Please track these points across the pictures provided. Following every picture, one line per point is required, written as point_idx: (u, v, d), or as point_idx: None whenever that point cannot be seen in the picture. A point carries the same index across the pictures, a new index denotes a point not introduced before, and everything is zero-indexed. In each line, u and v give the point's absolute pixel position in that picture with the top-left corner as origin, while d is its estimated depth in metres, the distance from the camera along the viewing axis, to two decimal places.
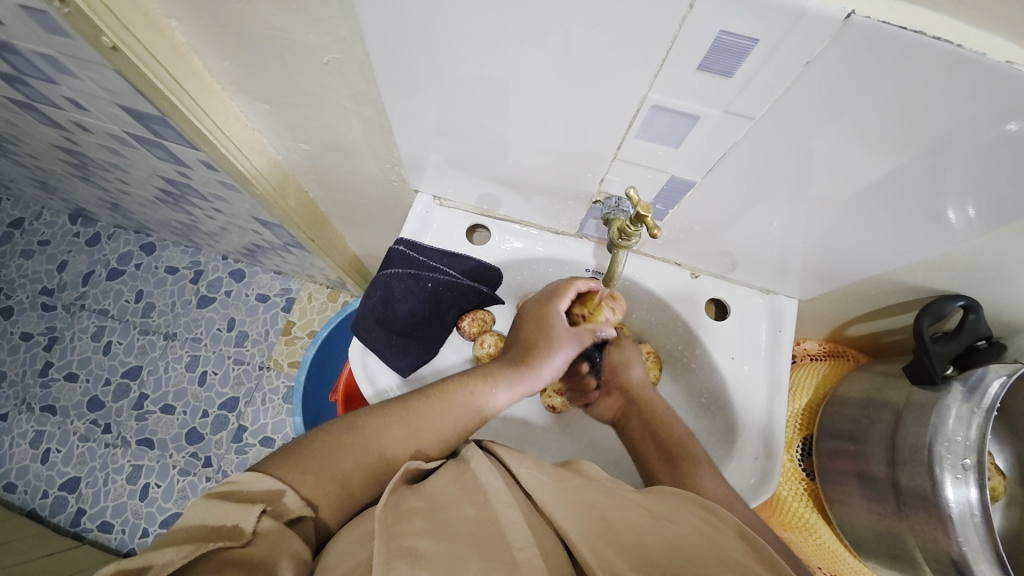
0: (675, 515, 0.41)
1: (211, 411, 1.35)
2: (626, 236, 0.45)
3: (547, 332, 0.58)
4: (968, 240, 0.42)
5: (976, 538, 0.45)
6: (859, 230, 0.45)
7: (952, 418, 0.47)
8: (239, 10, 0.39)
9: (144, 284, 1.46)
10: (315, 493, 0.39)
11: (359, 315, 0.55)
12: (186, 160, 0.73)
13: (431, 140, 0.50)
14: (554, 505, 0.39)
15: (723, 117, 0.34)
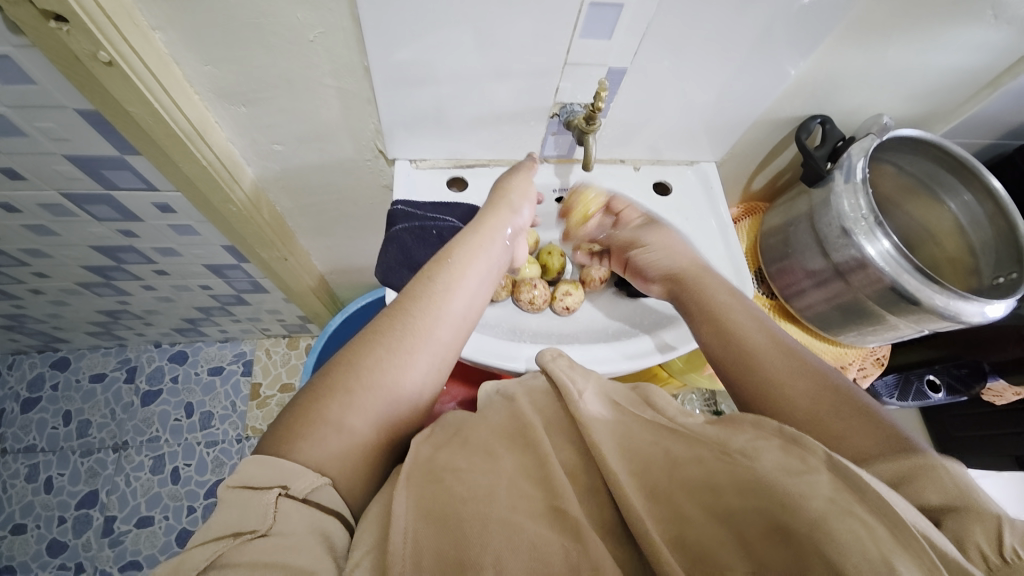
0: (752, 443, 0.37)
1: (197, 504, 1.23)
2: (591, 121, 0.57)
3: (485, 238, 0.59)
4: (811, 63, 0.60)
5: (898, 263, 0.61)
6: (746, 81, 0.61)
7: (844, 196, 0.63)
8: (232, 3, 0.44)
9: (70, 402, 1.30)
10: (327, 465, 0.39)
11: (384, 272, 0.60)
12: (137, 210, 0.72)
13: (408, 101, 0.57)
14: (606, 446, 0.41)
15: (638, 1, 0.47)
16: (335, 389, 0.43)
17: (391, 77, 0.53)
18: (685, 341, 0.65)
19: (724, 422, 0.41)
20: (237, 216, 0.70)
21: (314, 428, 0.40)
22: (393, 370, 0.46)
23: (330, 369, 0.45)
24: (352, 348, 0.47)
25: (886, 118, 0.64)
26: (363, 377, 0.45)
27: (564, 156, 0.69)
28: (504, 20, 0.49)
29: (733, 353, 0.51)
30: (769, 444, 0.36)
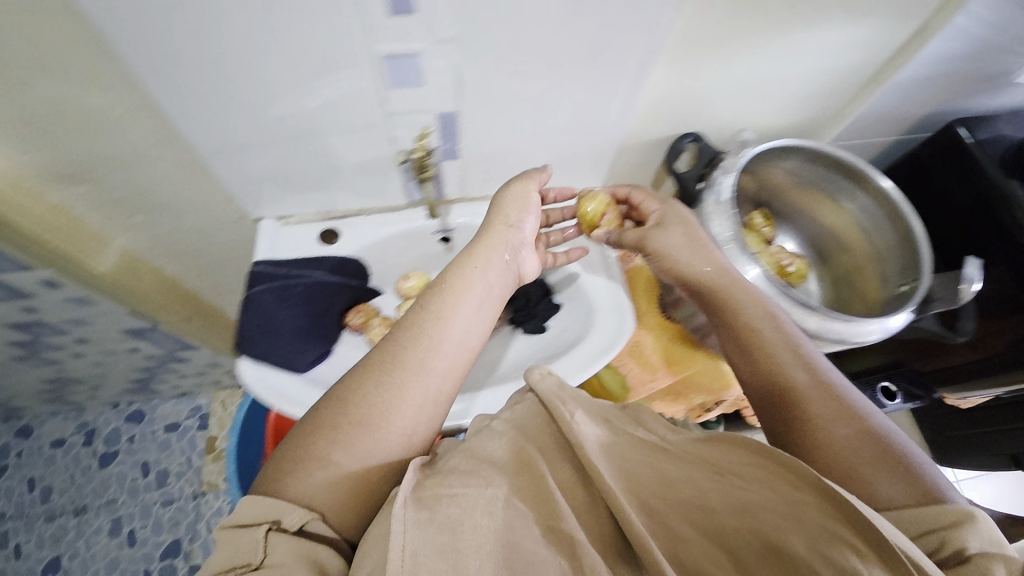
0: (745, 466, 0.37)
1: (152, 567, 1.22)
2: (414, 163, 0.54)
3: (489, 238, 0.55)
4: (659, 84, 0.58)
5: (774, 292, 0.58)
6: (596, 110, 0.59)
7: (714, 217, 0.60)
8: (30, 94, 0.45)
9: (30, 470, 1.30)
10: (322, 501, 0.39)
11: (241, 337, 0.59)
12: (26, 288, 0.73)
13: (249, 163, 0.57)
14: (594, 469, 0.39)
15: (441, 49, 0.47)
16: (322, 424, 0.42)
17: (221, 142, 0.53)
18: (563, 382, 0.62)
19: (715, 437, 0.40)
20: (115, 285, 0.69)
21: (303, 466, 0.40)
22: (385, 402, 0.43)
23: (298, 427, 0.42)
24: (340, 380, 0.44)
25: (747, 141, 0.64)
26: (384, 406, 0.42)
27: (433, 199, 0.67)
28: (310, 79, 0.49)
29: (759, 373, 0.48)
30: (761, 460, 0.37)
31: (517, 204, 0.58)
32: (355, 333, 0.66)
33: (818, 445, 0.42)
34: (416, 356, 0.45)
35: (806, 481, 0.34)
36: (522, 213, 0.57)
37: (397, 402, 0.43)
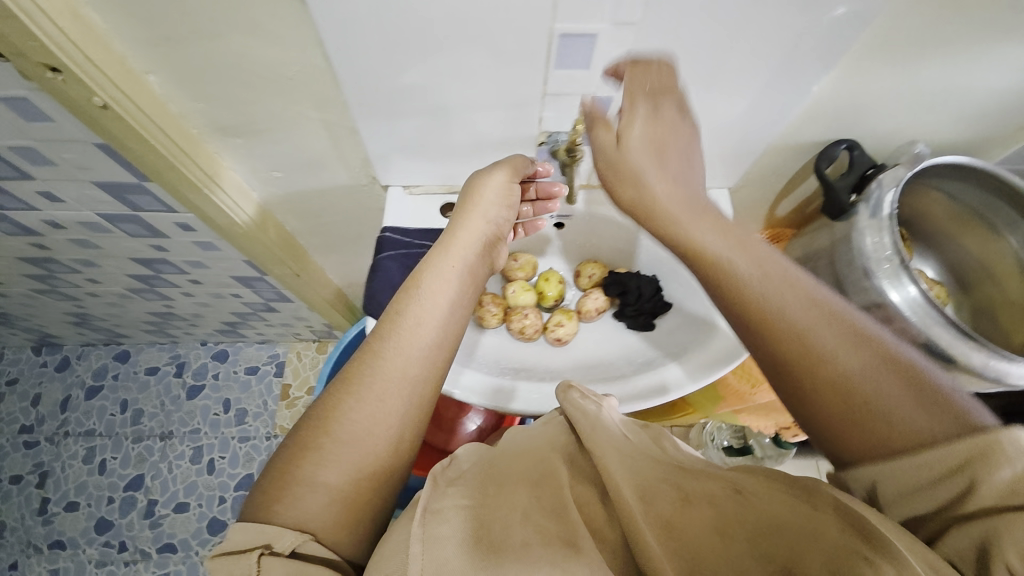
0: (911, 412, 0.35)
1: (227, 495, 1.32)
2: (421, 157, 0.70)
3: (473, 215, 0.56)
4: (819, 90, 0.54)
5: (933, 322, 0.54)
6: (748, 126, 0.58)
7: (867, 231, 0.57)
8: (210, 49, 0.47)
9: (127, 392, 1.44)
10: (318, 526, 0.40)
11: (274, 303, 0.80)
12: (163, 229, 0.78)
13: (392, 137, 0.59)
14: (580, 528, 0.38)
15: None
16: (348, 403, 0.45)
17: (368, 98, 0.52)
18: (692, 379, 0.62)
19: (834, 395, 0.37)
20: (244, 237, 0.73)
21: (336, 459, 0.42)
22: (353, 410, 0.45)
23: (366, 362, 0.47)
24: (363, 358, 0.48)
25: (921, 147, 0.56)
26: (341, 415, 0.44)
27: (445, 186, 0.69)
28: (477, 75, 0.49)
29: (788, 370, 0.39)
30: (906, 386, 0.35)
31: (493, 195, 0.57)
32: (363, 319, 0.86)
33: (771, 351, 0.40)
34: (461, 272, 0.54)
35: (948, 406, 0.34)
36: (470, 213, 0.56)
37: (420, 352, 0.48)
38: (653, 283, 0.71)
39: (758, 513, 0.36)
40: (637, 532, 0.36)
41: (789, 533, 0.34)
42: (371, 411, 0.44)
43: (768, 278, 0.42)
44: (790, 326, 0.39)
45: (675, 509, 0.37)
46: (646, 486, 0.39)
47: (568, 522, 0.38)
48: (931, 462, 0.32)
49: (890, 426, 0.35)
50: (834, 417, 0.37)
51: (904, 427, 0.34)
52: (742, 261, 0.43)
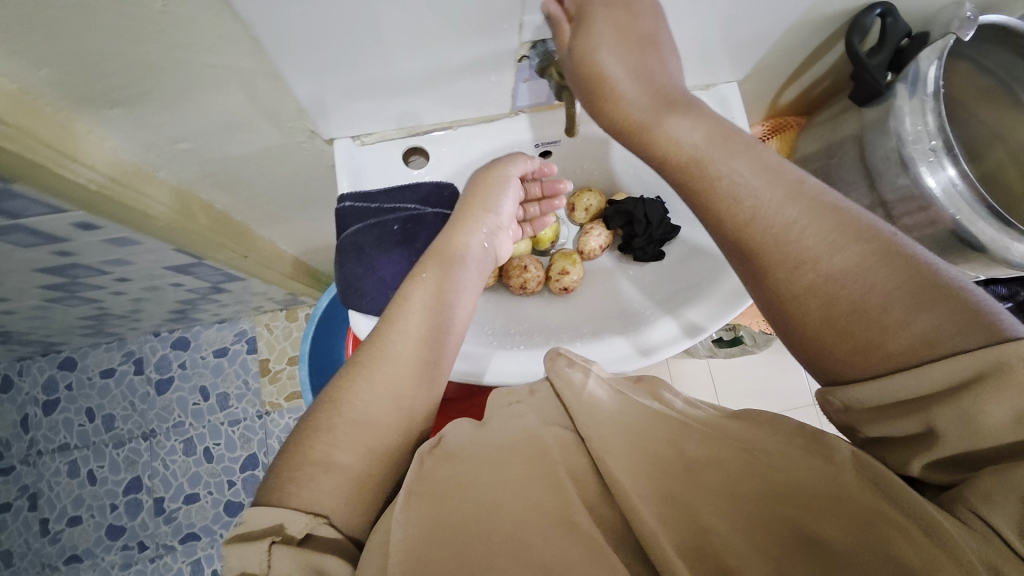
0: (915, 319, 0.32)
1: (236, 478, 1.29)
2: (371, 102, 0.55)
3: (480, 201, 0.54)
4: None
5: (965, 204, 0.49)
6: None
7: (907, 116, 0.50)
8: None
9: (89, 400, 1.31)
10: (330, 505, 0.38)
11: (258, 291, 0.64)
12: (58, 232, 0.62)
13: (323, 74, 0.44)
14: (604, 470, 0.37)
15: None
16: (357, 385, 0.43)
17: (280, 26, 0.38)
18: (714, 319, 0.56)
19: (849, 327, 0.34)
20: (167, 229, 0.59)
21: (345, 432, 0.41)
22: (365, 392, 0.43)
23: (375, 342, 0.46)
24: (372, 340, 0.46)
25: (970, 6, 0.47)
26: (357, 397, 0.43)
27: (404, 130, 0.56)
28: None
29: (792, 305, 0.36)
30: (923, 303, 0.32)
31: (493, 188, 0.54)
32: None
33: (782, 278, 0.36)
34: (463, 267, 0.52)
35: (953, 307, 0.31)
36: (491, 198, 0.54)
37: (426, 342, 0.47)
38: (658, 206, 0.63)
39: (763, 466, 0.35)
40: (636, 499, 0.34)
41: (802, 486, 0.33)
42: (382, 399, 0.43)
43: (768, 208, 0.37)
44: (789, 257, 0.36)
45: (680, 471, 0.36)
46: (645, 454, 0.37)
47: (565, 497, 0.36)
48: (924, 385, 0.31)
49: (880, 337, 0.33)
50: (842, 332, 0.34)
51: (898, 335, 0.32)
52: (741, 171, 0.38)
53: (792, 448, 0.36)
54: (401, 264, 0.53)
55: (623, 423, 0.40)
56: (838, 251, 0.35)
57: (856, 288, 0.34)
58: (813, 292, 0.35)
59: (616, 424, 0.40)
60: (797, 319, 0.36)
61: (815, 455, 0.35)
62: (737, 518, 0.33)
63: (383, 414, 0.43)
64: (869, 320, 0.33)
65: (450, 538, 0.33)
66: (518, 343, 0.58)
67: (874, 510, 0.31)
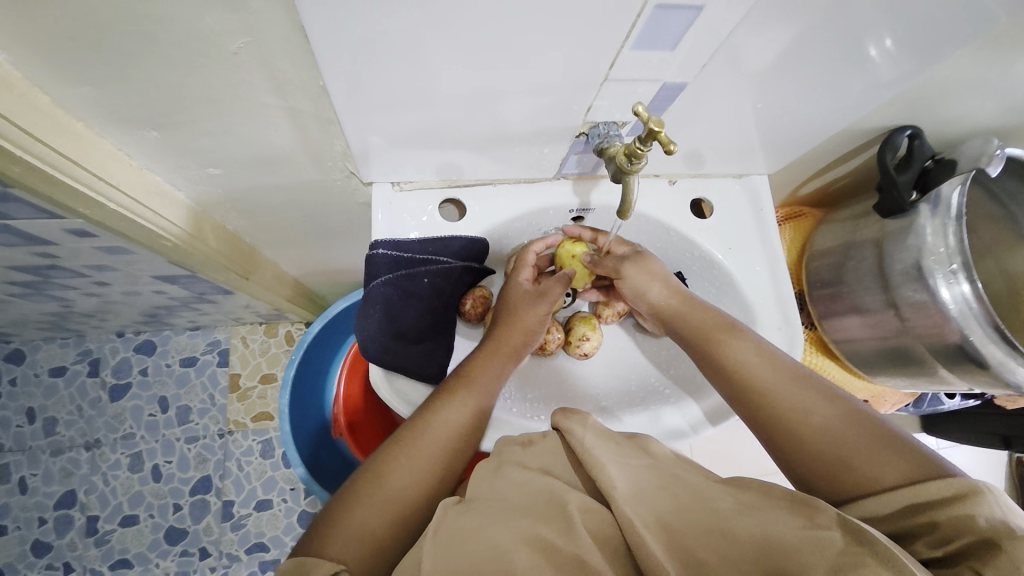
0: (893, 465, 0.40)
1: (183, 502, 1.19)
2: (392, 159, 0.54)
3: (523, 308, 0.55)
4: (901, 75, 0.46)
5: (977, 324, 0.50)
6: (812, 105, 0.50)
7: (929, 235, 0.52)
8: (93, 5, 0.29)
9: (31, 399, 1.20)
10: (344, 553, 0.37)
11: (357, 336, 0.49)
12: (46, 235, 0.57)
13: (380, 122, 0.43)
14: (622, 503, 0.37)
15: None
16: (388, 460, 0.42)
17: (351, 76, 0.36)
18: None
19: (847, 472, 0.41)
20: (172, 249, 0.55)
21: (363, 500, 0.40)
22: (398, 470, 0.42)
23: (414, 425, 0.45)
24: (413, 420, 0.45)
25: (997, 143, 0.50)
26: (390, 472, 0.42)
27: (445, 180, 0.55)
28: (519, 48, 0.35)
29: (798, 447, 0.44)
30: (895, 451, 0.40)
31: (534, 300, 0.55)
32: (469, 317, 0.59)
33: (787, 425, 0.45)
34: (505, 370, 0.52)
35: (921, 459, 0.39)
36: (534, 310, 0.55)
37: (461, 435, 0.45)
38: (681, 281, 0.63)
39: (758, 518, 0.35)
40: (641, 537, 0.35)
41: (784, 534, 0.34)
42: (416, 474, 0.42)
43: (765, 368, 0.48)
44: (782, 401, 0.46)
45: (672, 512, 0.37)
46: (644, 497, 0.38)
47: (572, 533, 0.35)
48: (893, 503, 0.38)
49: (871, 467, 0.40)
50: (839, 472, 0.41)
51: (886, 468, 0.40)
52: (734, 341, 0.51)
53: (774, 502, 0.37)
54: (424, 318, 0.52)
55: (630, 470, 0.41)
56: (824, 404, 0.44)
57: (845, 429, 0.43)
58: (811, 430, 0.44)
59: (623, 470, 0.41)
60: (803, 440, 0.44)
61: (796, 512, 0.35)
62: (726, 557, 0.33)
63: (415, 491, 0.42)
64: (858, 454, 0.41)
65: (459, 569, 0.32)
66: (533, 414, 0.57)
67: (853, 558, 0.31)
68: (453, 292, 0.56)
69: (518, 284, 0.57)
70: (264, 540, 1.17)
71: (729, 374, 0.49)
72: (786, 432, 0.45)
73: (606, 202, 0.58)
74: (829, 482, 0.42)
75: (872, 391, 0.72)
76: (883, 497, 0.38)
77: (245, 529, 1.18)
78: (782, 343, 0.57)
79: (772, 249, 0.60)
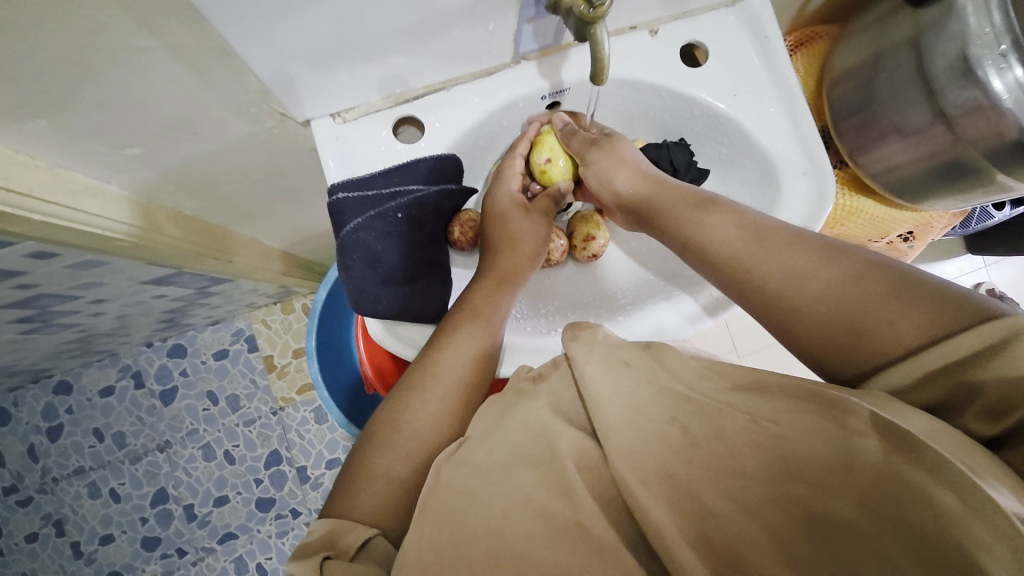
0: (909, 316, 0.32)
1: (262, 476, 1.28)
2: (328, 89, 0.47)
3: (517, 225, 0.51)
4: None
5: None
6: None
7: (971, 17, 0.43)
8: None
9: (93, 421, 1.26)
10: (374, 513, 0.36)
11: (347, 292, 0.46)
12: (8, 265, 0.54)
13: (285, 39, 0.35)
14: (621, 448, 0.35)
15: None
16: (400, 411, 0.40)
17: None
18: None
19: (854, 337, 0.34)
20: (134, 248, 0.51)
21: (382, 454, 0.38)
22: (411, 418, 0.40)
23: (421, 370, 0.42)
24: (419, 366, 0.42)
25: None
26: (404, 422, 0.40)
27: (391, 97, 0.48)
28: None
29: (790, 323, 0.37)
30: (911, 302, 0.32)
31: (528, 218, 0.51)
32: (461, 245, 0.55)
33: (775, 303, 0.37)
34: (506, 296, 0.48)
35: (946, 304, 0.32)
36: (527, 227, 0.51)
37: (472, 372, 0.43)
38: (683, 149, 0.56)
39: (782, 438, 0.32)
40: (636, 490, 0.33)
41: (813, 457, 0.30)
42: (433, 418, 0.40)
43: (747, 241, 0.39)
44: (765, 280, 0.38)
45: (682, 434, 0.34)
46: (653, 428, 0.35)
47: (573, 494, 0.34)
48: (923, 366, 0.31)
49: (887, 326, 0.33)
50: (845, 341, 0.34)
51: (908, 325, 0.32)
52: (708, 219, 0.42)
53: (802, 410, 0.33)
54: (411, 256, 0.47)
55: (631, 400, 0.38)
56: (822, 264, 0.36)
57: (856, 291, 0.34)
58: (812, 301, 0.35)
59: (627, 399, 0.38)
60: (800, 317, 0.36)
61: (828, 418, 0.31)
62: (743, 501, 0.31)
63: (436, 435, 0.40)
64: (873, 316, 0.33)
65: (460, 555, 0.31)
66: (553, 328, 0.54)
67: (895, 474, 0.28)
68: (436, 224, 0.51)
69: (511, 198, 0.51)
70: None
71: (709, 259, 0.41)
72: (784, 308, 0.37)
73: (580, 77, 0.50)
74: (836, 354, 0.35)
75: (915, 220, 0.66)
76: (909, 360, 0.32)
77: (324, 486, 1.27)
78: (811, 189, 0.50)
79: (784, 84, 0.51)
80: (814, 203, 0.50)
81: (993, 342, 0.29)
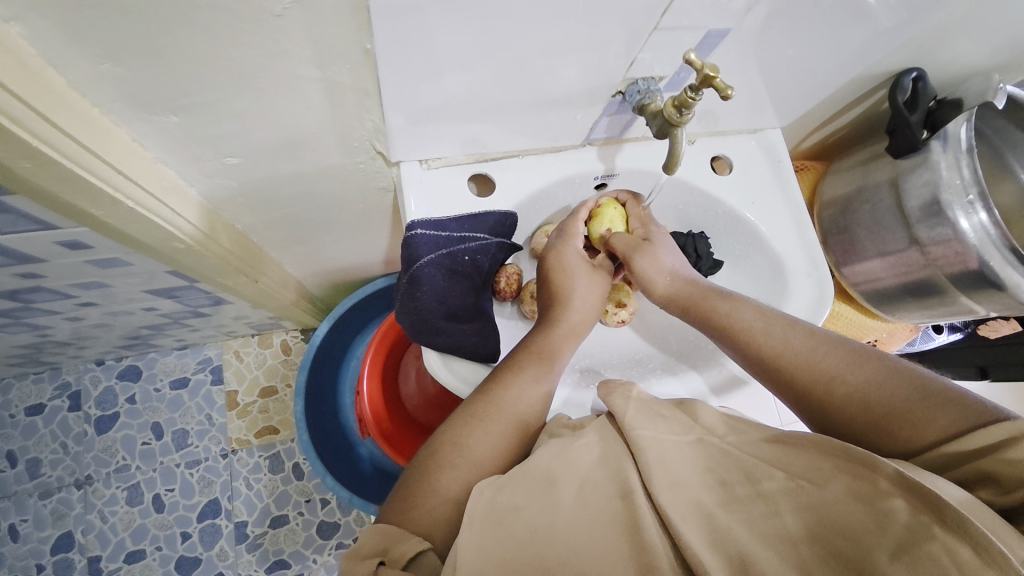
0: (930, 412, 0.38)
1: (192, 529, 1.13)
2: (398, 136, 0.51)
3: (572, 280, 0.53)
4: (897, 23, 0.48)
5: (995, 249, 0.53)
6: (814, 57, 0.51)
7: (943, 169, 0.54)
8: None
9: (7, 443, 1.10)
10: (426, 525, 0.38)
11: (409, 321, 0.48)
12: (37, 251, 0.52)
13: (417, 89, 0.41)
14: (661, 486, 0.37)
15: None
16: (462, 437, 0.42)
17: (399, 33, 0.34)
18: None
19: (885, 424, 0.40)
20: (182, 253, 0.51)
21: (438, 472, 0.40)
22: (474, 444, 0.42)
23: (484, 401, 0.44)
24: (483, 397, 0.45)
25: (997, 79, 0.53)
26: (465, 446, 0.42)
27: (473, 154, 0.53)
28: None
29: (821, 407, 0.43)
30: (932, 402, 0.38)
31: (579, 272, 0.54)
32: (504, 297, 0.58)
33: (807, 389, 0.44)
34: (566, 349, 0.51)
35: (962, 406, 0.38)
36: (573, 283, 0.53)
37: (529, 415, 0.45)
38: (706, 240, 0.63)
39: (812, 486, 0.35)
40: (682, 532, 0.34)
41: (846, 517, 0.33)
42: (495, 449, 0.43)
43: (779, 332, 0.47)
44: (798, 368, 0.44)
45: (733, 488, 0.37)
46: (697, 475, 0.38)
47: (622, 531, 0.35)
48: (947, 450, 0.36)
49: (913, 420, 0.39)
50: (875, 427, 0.40)
51: (929, 423, 0.38)
52: (742, 310, 0.49)
53: (833, 468, 0.36)
54: (468, 298, 0.50)
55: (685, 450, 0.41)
56: (849, 362, 0.43)
57: (880, 387, 0.41)
58: (844, 396, 0.42)
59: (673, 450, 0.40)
60: (832, 403, 0.42)
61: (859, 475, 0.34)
62: (781, 551, 0.33)
63: (489, 462, 0.42)
64: (899, 410, 0.39)
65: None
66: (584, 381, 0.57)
67: (921, 531, 0.30)
68: (489, 272, 0.54)
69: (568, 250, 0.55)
70: (284, 556, 1.12)
71: (748, 347, 0.48)
72: (822, 405, 0.43)
73: (631, 166, 0.58)
74: (869, 438, 0.41)
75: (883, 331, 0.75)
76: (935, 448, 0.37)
77: (262, 548, 1.13)
78: (814, 288, 0.58)
79: (793, 200, 0.61)
80: (814, 301, 0.58)
81: (997, 439, 0.34)
